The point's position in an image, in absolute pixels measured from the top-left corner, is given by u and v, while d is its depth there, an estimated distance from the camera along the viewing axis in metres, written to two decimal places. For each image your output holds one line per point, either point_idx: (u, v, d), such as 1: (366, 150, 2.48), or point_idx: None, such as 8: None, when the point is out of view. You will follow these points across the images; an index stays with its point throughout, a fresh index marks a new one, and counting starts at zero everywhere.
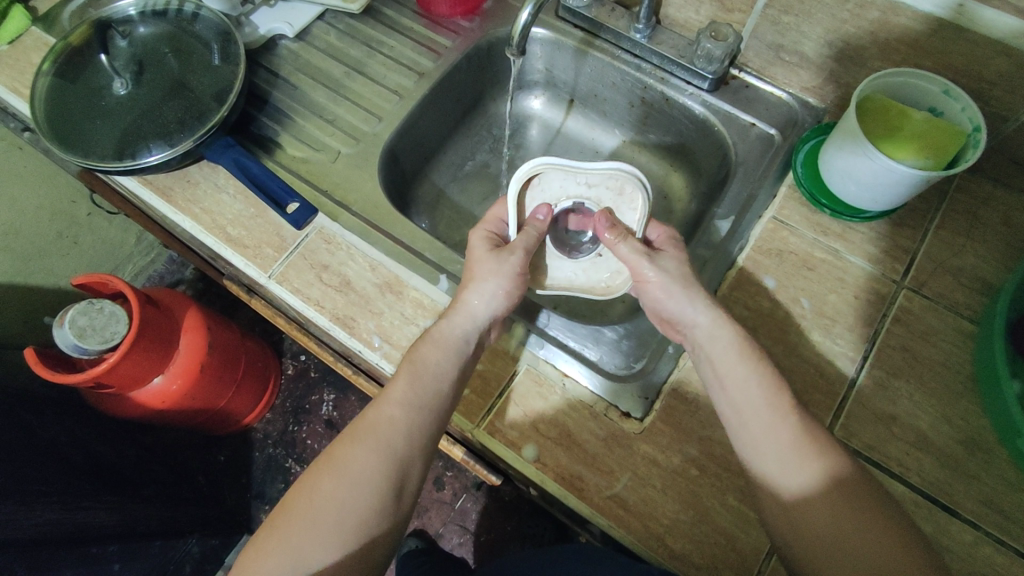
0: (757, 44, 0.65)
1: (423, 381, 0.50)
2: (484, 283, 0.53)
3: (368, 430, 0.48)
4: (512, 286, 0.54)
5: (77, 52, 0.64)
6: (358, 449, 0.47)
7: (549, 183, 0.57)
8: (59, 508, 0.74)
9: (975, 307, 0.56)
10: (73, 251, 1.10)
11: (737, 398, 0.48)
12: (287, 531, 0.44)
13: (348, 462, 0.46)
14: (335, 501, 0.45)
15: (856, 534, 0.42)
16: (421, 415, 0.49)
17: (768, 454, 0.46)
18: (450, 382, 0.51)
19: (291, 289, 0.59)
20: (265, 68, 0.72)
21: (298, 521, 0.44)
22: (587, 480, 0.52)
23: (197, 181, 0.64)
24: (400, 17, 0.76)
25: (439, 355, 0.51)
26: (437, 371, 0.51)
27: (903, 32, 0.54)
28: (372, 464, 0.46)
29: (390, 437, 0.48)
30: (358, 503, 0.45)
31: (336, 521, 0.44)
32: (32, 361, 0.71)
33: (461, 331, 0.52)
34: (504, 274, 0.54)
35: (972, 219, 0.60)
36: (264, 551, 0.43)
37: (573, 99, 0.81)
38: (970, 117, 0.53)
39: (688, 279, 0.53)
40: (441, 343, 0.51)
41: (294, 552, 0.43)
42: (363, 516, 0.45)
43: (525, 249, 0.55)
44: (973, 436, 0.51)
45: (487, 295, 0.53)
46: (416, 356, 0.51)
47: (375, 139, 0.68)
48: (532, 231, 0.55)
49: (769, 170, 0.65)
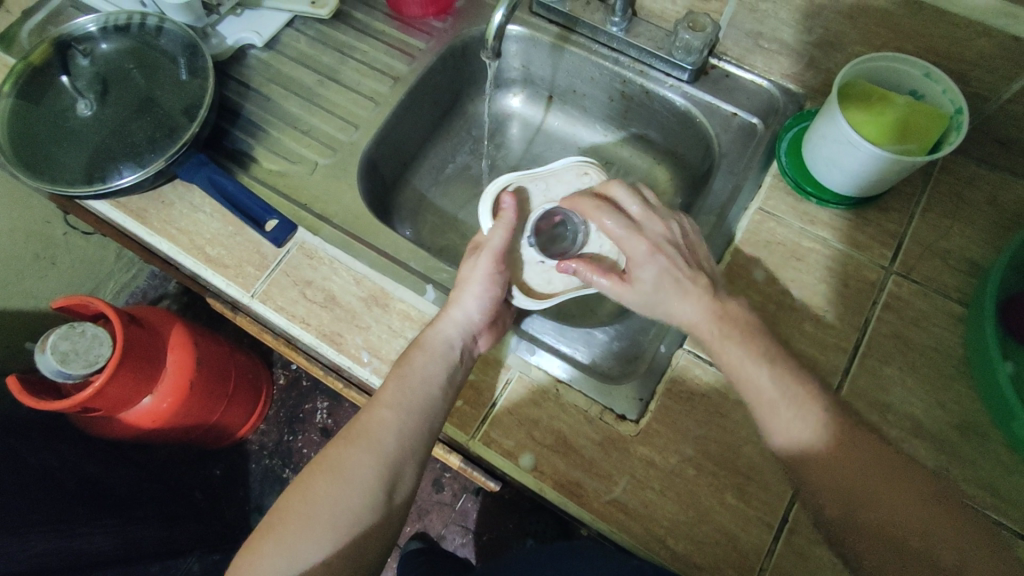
0: (735, 32, 0.64)
1: (413, 383, 0.50)
2: (462, 291, 0.54)
3: (362, 432, 0.48)
4: (494, 281, 0.55)
5: (38, 72, 0.62)
6: (354, 450, 0.47)
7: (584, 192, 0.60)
8: (54, 537, 0.73)
9: (964, 290, 0.56)
10: (52, 272, 1.07)
11: (741, 371, 0.48)
12: (282, 531, 0.43)
13: (341, 462, 0.46)
14: (330, 501, 0.44)
15: (877, 485, 0.42)
16: (413, 417, 0.49)
17: (785, 425, 0.45)
18: (441, 385, 0.51)
19: (275, 308, 0.58)
20: (235, 80, 0.70)
21: (293, 522, 0.43)
22: (586, 486, 0.51)
23: (172, 201, 0.62)
24: (372, 20, 0.74)
25: (428, 360, 0.51)
26: (425, 376, 0.51)
27: (884, 16, 0.53)
28: (368, 464, 0.46)
29: (382, 438, 0.47)
30: (350, 503, 0.45)
31: (331, 519, 0.44)
32: (16, 390, 0.69)
33: (445, 335, 0.53)
34: (479, 277, 0.55)
35: (957, 201, 0.59)
36: (260, 550, 0.43)
37: (552, 95, 0.80)
38: (952, 98, 0.53)
39: (679, 277, 0.50)
40: (430, 349, 0.52)
41: (289, 551, 0.42)
42: (358, 512, 0.45)
43: (492, 253, 0.55)
44: (966, 420, 0.51)
45: (473, 298, 0.54)
46: (404, 363, 0.52)
47: (352, 148, 0.67)
48: (499, 231, 0.56)
49: (753, 161, 0.64)
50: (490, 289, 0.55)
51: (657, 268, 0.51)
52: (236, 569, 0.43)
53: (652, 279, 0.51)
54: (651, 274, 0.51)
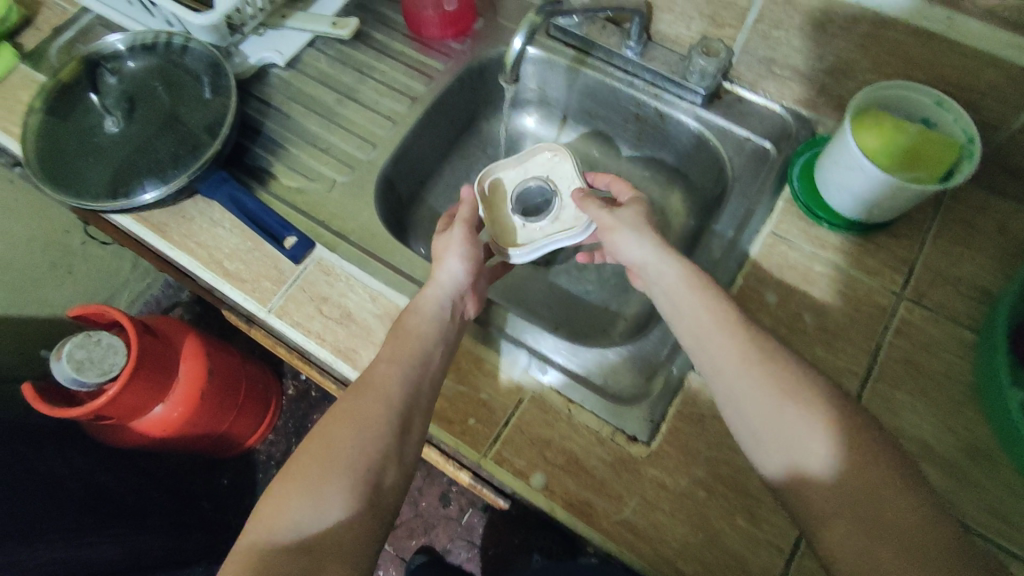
0: (749, 58, 0.65)
1: (406, 342, 0.51)
2: (444, 257, 0.57)
3: (369, 386, 0.48)
4: (472, 246, 0.58)
5: (68, 88, 0.64)
6: (367, 400, 0.47)
7: (560, 166, 0.62)
8: (62, 546, 0.73)
9: (974, 317, 0.56)
10: (69, 280, 1.09)
11: (743, 395, 0.47)
12: (305, 477, 0.43)
13: (357, 409, 0.47)
14: (349, 447, 0.45)
15: (876, 516, 0.40)
16: (415, 367, 0.50)
17: (782, 445, 0.44)
18: (437, 343, 0.52)
19: (291, 323, 0.59)
20: (257, 98, 0.71)
21: (316, 468, 0.44)
22: (595, 506, 0.52)
23: (193, 216, 0.64)
24: (391, 40, 0.76)
25: (421, 319, 0.53)
26: (420, 333, 0.52)
27: (895, 45, 0.54)
28: (381, 411, 0.47)
29: (389, 389, 0.48)
30: (370, 446, 0.45)
31: (353, 461, 0.44)
32: (31, 397, 0.70)
33: (435, 297, 0.54)
34: (456, 245, 0.57)
35: (968, 228, 0.60)
36: (285, 495, 0.43)
37: (566, 116, 0.81)
38: (964, 127, 0.53)
39: (641, 226, 0.55)
40: (421, 310, 0.53)
41: (315, 495, 0.43)
42: (376, 457, 0.45)
43: (465, 222, 0.58)
44: (978, 448, 0.51)
45: (455, 262, 0.56)
46: (399, 330, 0.53)
47: (370, 167, 0.68)
48: (466, 206, 0.60)
49: (766, 184, 0.64)
50: (468, 249, 0.57)
51: (621, 218, 0.56)
52: (257, 522, 0.43)
53: (629, 219, 0.55)
54: (625, 221, 0.55)
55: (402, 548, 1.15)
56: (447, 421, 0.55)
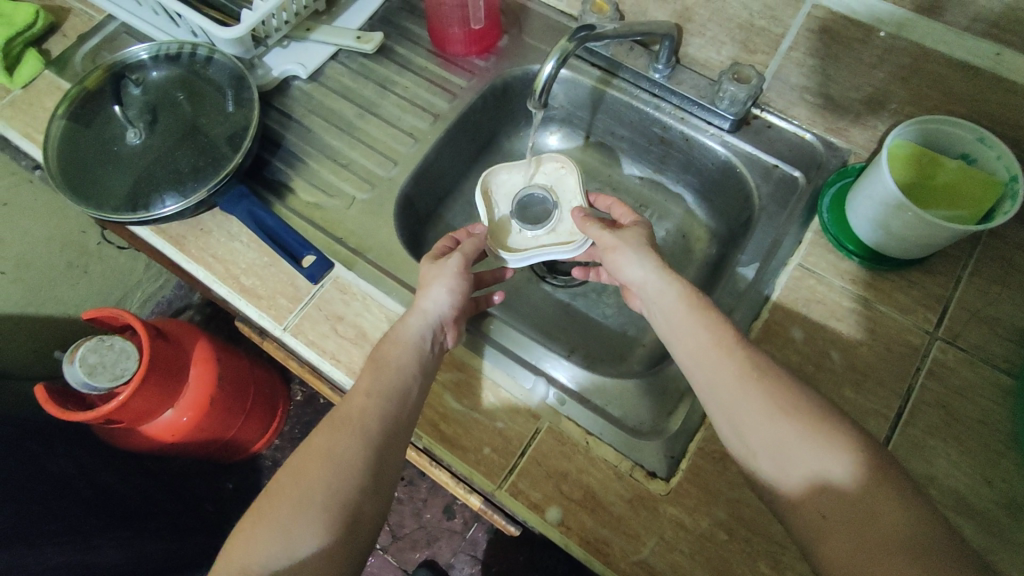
0: (780, 85, 0.63)
1: (387, 373, 0.49)
2: (433, 284, 0.54)
3: (346, 420, 0.47)
4: (463, 277, 0.55)
5: (91, 96, 0.64)
6: (341, 436, 0.46)
7: (565, 181, 0.66)
8: (69, 549, 0.72)
9: (1012, 360, 0.54)
10: (84, 281, 1.09)
11: (752, 428, 0.43)
12: (275, 516, 0.43)
13: (332, 446, 0.45)
14: (322, 485, 0.43)
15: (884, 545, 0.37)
16: (391, 402, 0.48)
17: (786, 468, 0.42)
18: (416, 378, 0.50)
19: (306, 342, 0.58)
20: (278, 110, 0.71)
21: (286, 506, 0.43)
22: (612, 544, 0.50)
23: (210, 229, 0.63)
24: (414, 55, 0.75)
25: (403, 352, 0.51)
26: (398, 366, 0.50)
27: (936, 79, 0.52)
28: (356, 448, 0.45)
29: (366, 423, 0.47)
30: (343, 486, 0.44)
31: (324, 501, 0.43)
32: (43, 399, 0.69)
33: (417, 328, 0.52)
34: (447, 275, 0.54)
35: (1006, 266, 0.58)
36: (255, 533, 0.43)
37: (589, 135, 0.80)
38: (1006, 165, 0.51)
39: (643, 246, 0.54)
40: (402, 341, 0.51)
41: (285, 536, 0.42)
42: (350, 497, 0.44)
43: (461, 253, 0.56)
44: (1015, 500, 0.49)
45: (442, 294, 0.54)
46: (378, 358, 0.51)
47: (390, 184, 0.67)
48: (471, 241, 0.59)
49: (794, 215, 0.63)
50: (460, 282, 0.55)
51: (624, 237, 0.55)
52: (226, 559, 0.43)
53: (631, 237, 0.55)
54: (625, 244, 0.54)
55: (405, 561, 1.14)
56: (462, 450, 0.54)
